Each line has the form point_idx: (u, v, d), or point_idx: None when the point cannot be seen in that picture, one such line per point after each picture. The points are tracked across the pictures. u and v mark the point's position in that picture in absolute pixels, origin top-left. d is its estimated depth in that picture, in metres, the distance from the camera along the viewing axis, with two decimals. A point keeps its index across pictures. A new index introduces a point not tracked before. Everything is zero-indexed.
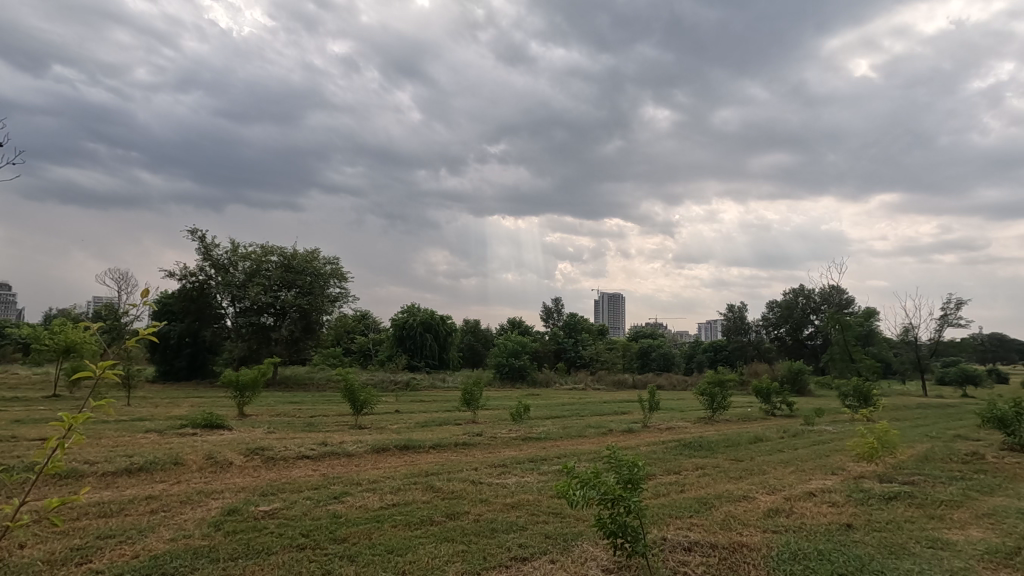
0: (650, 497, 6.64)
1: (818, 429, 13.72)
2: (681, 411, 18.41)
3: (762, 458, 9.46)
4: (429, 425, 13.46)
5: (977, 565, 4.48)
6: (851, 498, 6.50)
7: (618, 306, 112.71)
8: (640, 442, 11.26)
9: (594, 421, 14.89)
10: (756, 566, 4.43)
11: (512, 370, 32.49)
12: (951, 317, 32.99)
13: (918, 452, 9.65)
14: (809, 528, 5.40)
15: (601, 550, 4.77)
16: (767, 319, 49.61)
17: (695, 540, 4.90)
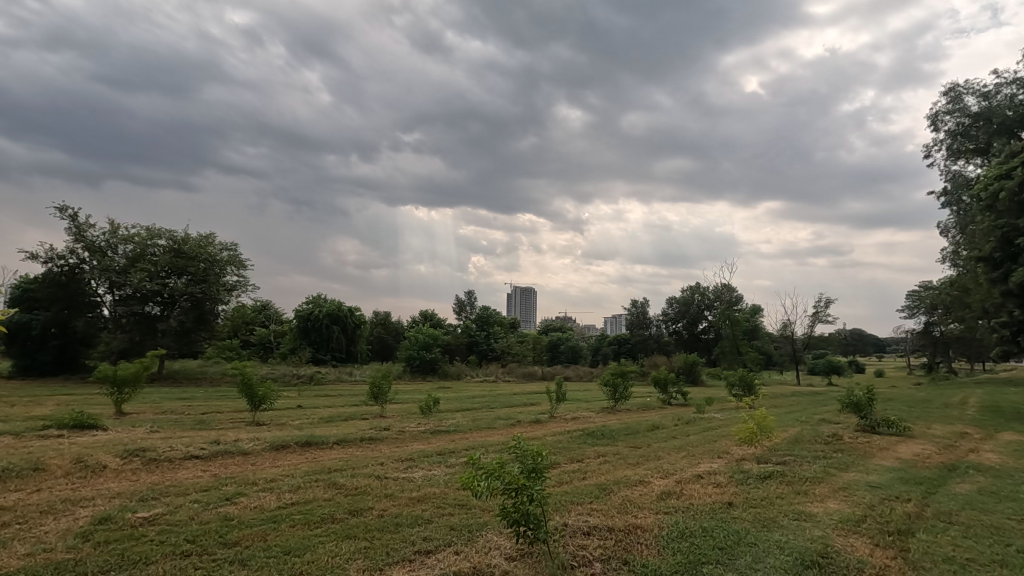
0: (553, 486, 6.85)
1: (707, 416, 14.84)
2: (585, 402, 19.10)
3: (658, 444, 10.09)
4: (334, 420, 12.97)
5: (832, 533, 5.06)
6: (733, 479, 7.11)
7: (530, 301, 114.94)
8: (546, 432, 11.57)
9: (504, 413, 15.09)
10: (648, 546, 4.73)
11: (423, 363, 32.11)
12: (822, 314, 36.92)
13: (790, 435, 10.72)
14: (696, 507, 5.84)
15: (505, 539, 4.85)
16: (667, 314, 52.77)
17: (594, 525, 5.14)
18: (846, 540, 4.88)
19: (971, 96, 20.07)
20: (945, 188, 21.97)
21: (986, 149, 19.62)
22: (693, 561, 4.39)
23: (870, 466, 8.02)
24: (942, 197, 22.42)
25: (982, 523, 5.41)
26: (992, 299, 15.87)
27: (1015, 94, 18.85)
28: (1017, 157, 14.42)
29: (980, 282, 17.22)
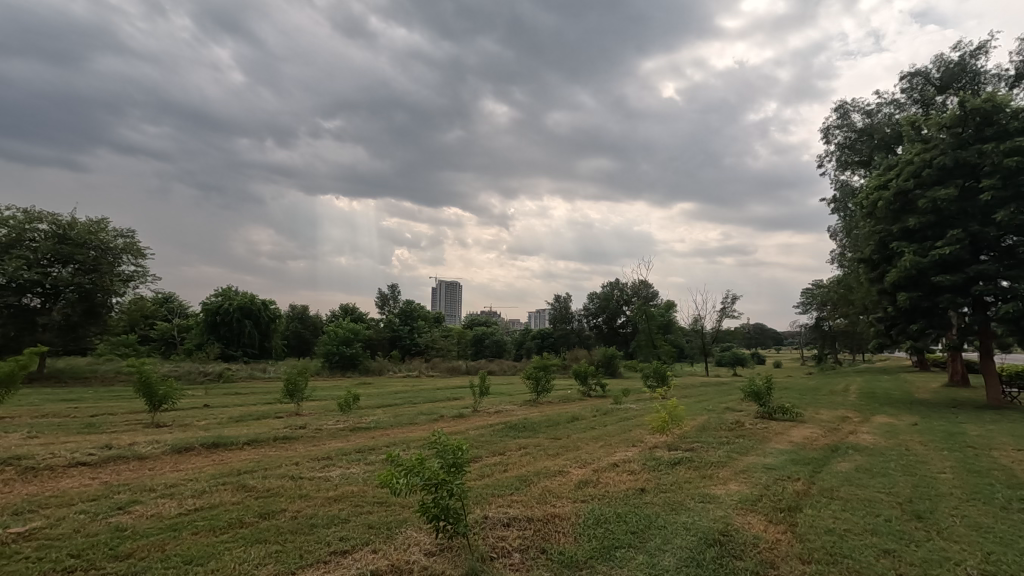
0: (475, 479, 6.88)
1: (624, 407, 15.49)
2: (508, 395, 19.31)
3: (577, 435, 10.41)
4: (245, 420, 12.28)
5: (733, 512, 5.45)
6: (646, 466, 7.48)
7: (454, 296, 114.44)
8: (469, 426, 11.58)
9: (426, 408, 14.93)
10: (565, 534, 4.87)
11: (343, 358, 31.06)
12: (728, 310, 39.59)
13: (698, 423, 11.42)
14: (612, 494, 6.09)
15: (425, 535, 4.81)
16: (588, 309, 54.59)
17: (513, 516, 5.22)
18: (745, 519, 5.28)
19: (857, 113, 22.20)
20: (834, 195, 24.19)
21: (868, 162, 21.81)
22: (608, 546, 4.57)
23: (767, 450, 8.71)
24: (832, 204, 24.68)
25: (858, 497, 6.04)
26: (871, 297, 17.69)
27: (892, 113, 21.08)
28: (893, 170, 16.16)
29: (861, 281, 19.14)
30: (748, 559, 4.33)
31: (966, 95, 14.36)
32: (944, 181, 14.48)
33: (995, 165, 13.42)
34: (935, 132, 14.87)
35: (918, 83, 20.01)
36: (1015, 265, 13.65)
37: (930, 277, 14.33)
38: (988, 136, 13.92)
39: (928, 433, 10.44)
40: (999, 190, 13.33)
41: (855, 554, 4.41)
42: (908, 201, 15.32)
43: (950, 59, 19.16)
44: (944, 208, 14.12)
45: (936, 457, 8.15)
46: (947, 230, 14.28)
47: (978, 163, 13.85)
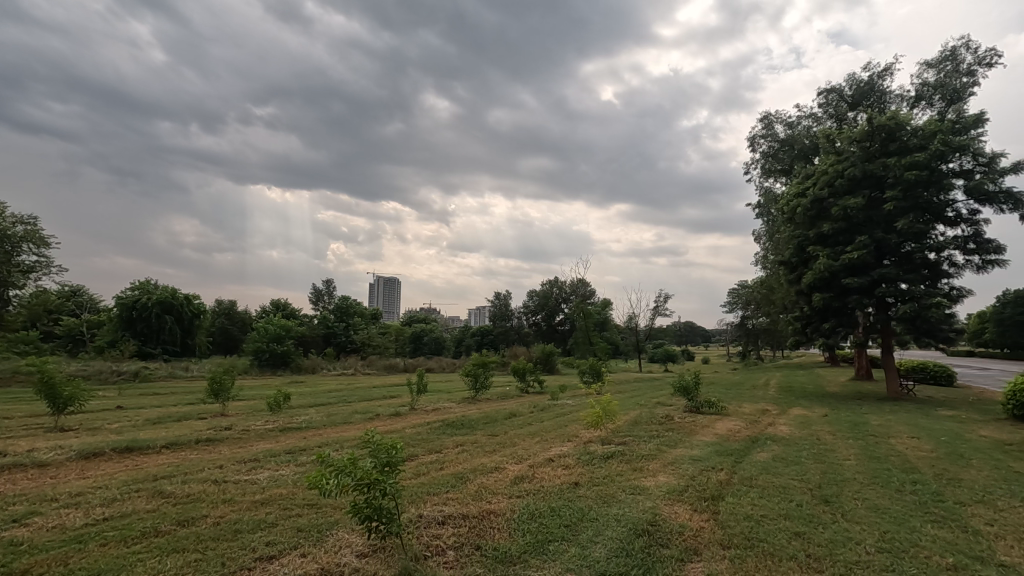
0: (410, 478, 6.80)
1: (560, 403, 15.75)
2: (447, 393, 19.19)
3: (514, 431, 10.51)
4: (164, 422, 11.53)
5: (662, 503, 5.68)
6: (580, 460, 7.66)
7: (393, 292, 112.37)
8: (405, 425, 11.42)
9: (361, 407, 14.61)
10: (500, 530, 4.89)
11: (274, 356, 29.75)
12: (661, 308, 41.17)
13: (630, 418, 11.80)
14: (546, 489, 6.19)
15: (357, 536, 4.71)
16: (527, 306, 55.25)
17: (449, 513, 5.20)
18: (671, 508, 5.51)
19: (780, 124, 23.62)
20: (758, 201, 25.65)
21: (789, 171, 23.25)
22: (541, 539, 4.64)
23: (694, 442, 9.12)
24: (756, 209, 26.16)
25: (774, 484, 6.46)
26: (789, 297, 18.89)
27: (811, 126, 22.57)
28: (810, 178, 17.29)
29: (781, 282, 20.42)
30: (674, 546, 4.52)
31: (873, 112, 15.59)
32: (853, 190, 15.65)
33: (897, 177, 14.65)
34: (847, 145, 16.07)
35: (833, 99, 21.45)
36: (912, 270, 14.99)
37: (840, 279, 15.50)
38: (891, 150, 15.19)
39: (837, 423, 11.29)
40: (900, 200, 14.58)
41: (770, 538, 4.70)
42: (822, 208, 16.45)
43: (861, 79, 20.73)
44: (853, 215, 15.30)
45: (842, 446, 8.84)
46: (856, 236, 15.48)
47: (883, 175, 15.08)
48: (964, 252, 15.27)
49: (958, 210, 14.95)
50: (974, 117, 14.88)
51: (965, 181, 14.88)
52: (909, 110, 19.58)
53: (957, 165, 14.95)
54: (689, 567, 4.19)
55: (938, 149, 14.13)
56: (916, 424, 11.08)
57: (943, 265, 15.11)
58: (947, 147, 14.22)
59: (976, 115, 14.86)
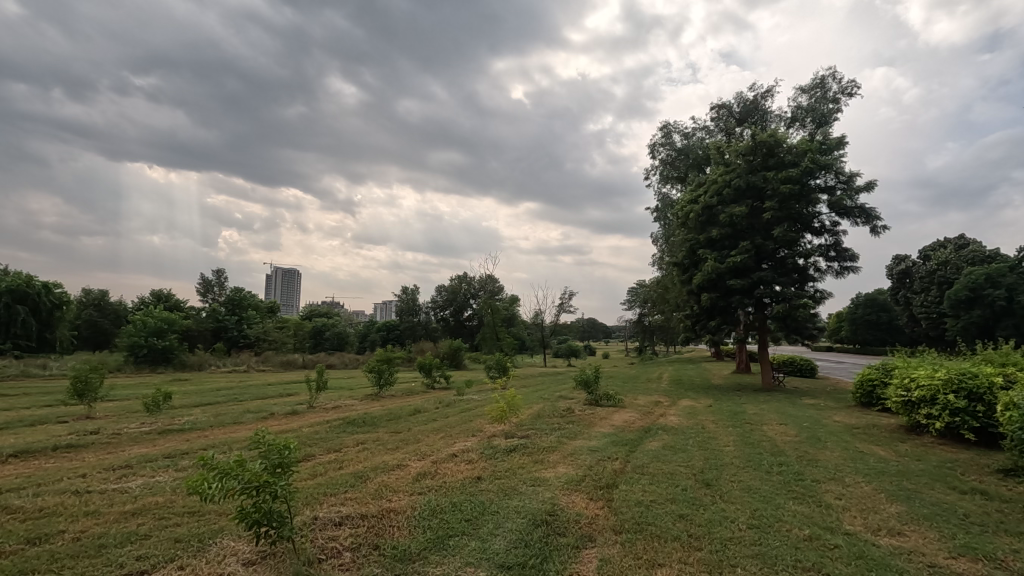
0: (306, 479, 6.50)
1: (466, 398, 15.78)
2: (348, 389, 18.53)
3: (418, 428, 10.38)
4: (12, 428, 10.05)
5: (560, 493, 5.87)
6: (484, 454, 7.72)
7: (292, 284, 106.34)
8: (302, 424, 10.83)
9: (255, 406, 13.71)
10: (399, 528, 4.82)
11: (153, 352, 27.04)
12: (566, 305, 42.51)
13: (534, 411, 12.11)
14: (448, 485, 6.18)
15: (245, 542, 4.42)
16: (435, 301, 54.78)
17: (347, 514, 5.04)
18: (569, 498, 5.72)
19: (677, 134, 25.24)
20: (656, 206, 27.22)
21: (684, 178, 24.91)
22: (441, 536, 4.62)
23: (593, 434, 9.53)
24: (655, 213, 27.73)
25: (663, 471, 6.92)
26: (681, 297, 20.25)
27: (704, 138, 24.34)
28: (702, 187, 18.64)
29: (675, 283, 21.81)
30: (571, 535, 4.69)
31: (757, 128, 17.11)
32: (738, 199, 17.08)
33: (774, 190, 16.22)
34: (734, 158, 17.51)
35: (723, 114, 23.29)
36: (785, 273, 16.67)
37: (726, 280, 16.85)
38: (771, 165, 16.75)
39: (719, 413, 12.32)
40: (777, 210, 16.14)
41: (658, 521, 5.04)
42: (711, 215, 17.78)
43: (747, 98, 22.69)
44: (738, 222, 16.69)
45: (723, 433, 9.67)
46: (739, 241, 16.91)
47: (763, 187, 16.61)
48: (827, 259, 17.22)
49: (823, 222, 16.84)
50: (837, 140, 16.83)
51: (829, 196, 16.78)
52: (785, 129, 21.74)
53: (823, 181, 16.82)
54: (584, 553, 4.37)
55: (808, 166, 15.83)
56: (785, 412, 12.35)
57: (810, 269, 16.94)
58: (816, 164, 15.96)
59: (839, 138, 16.80)
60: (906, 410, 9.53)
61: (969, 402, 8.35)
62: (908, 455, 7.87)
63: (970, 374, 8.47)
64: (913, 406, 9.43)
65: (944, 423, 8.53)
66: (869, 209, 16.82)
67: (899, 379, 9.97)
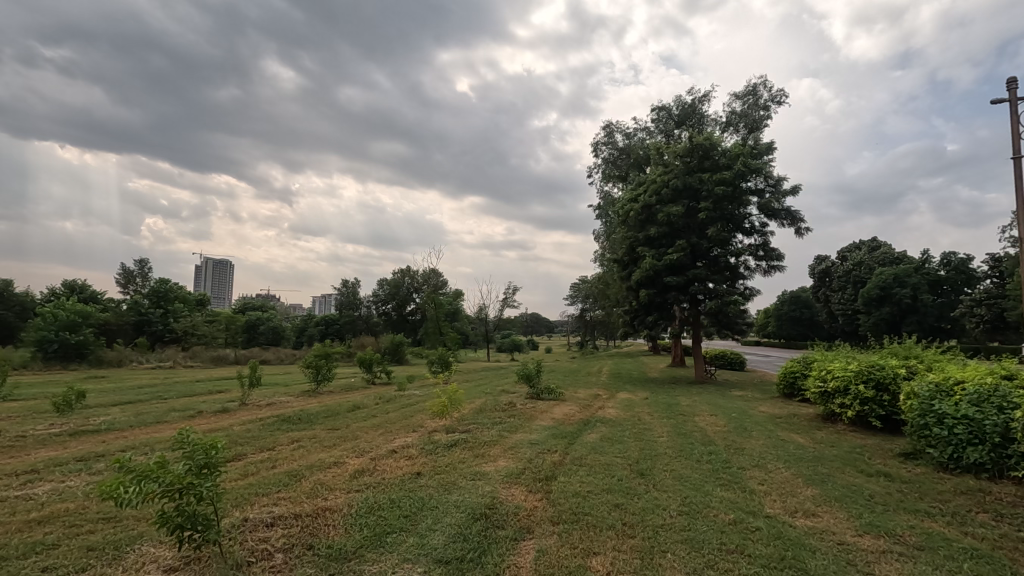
0: (236, 479, 6.21)
1: (407, 393, 15.57)
2: (283, 386, 17.88)
3: (356, 424, 10.15)
4: None
5: (500, 487, 5.90)
6: (423, 450, 7.66)
7: (224, 275, 101.11)
8: (232, 423, 10.34)
9: (181, 404, 12.95)
10: (335, 526, 4.70)
11: (65, 348, 25.02)
12: (509, 300, 42.77)
13: (476, 406, 12.14)
14: (387, 481, 6.09)
15: (167, 548, 4.18)
16: (377, 295, 53.84)
17: (279, 514, 4.87)
18: (508, 491, 5.77)
19: (619, 134, 25.85)
20: (598, 203, 27.76)
21: (625, 177, 25.53)
22: (378, 532, 4.56)
23: (533, 427, 9.66)
24: (597, 210, 28.26)
25: (600, 462, 7.11)
26: (621, 292, 20.80)
27: (644, 139, 25.06)
28: (642, 186, 19.18)
29: (615, 279, 22.38)
30: (509, 527, 4.74)
31: (695, 131, 17.78)
32: (676, 199, 17.70)
33: (709, 191, 16.96)
34: (672, 159, 18.13)
35: (663, 116, 24.03)
36: (718, 271, 17.46)
37: (663, 277, 17.45)
38: (706, 167, 17.46)
39: (654, 405, 12.79)
40: (711, 211, 16.87)
41: (594, 511, 5.17)
42: (650, 213, 18.35)
43: (686, 101, 23.53)
44: (675, 221, 17.32)
45: (657, 424, 10.05)
46: (675, 239, 17.54)
47: (699, 188, 17.30)
48: (756, 258, 18.17)
49: (752, 223, 17.75)
50: (767, 145, 17.76)
51: (759, 198, 17.70)
52: (720, 134, 22.72)
53: (753, 184, 17.72)
54: (522, 545, 4.42)
55: (741, 169, 16.62)
56: (715, 403, 12.98)
57: (741, 268, 17.82)
58: (747, 168, 16.78)
59: (768, 143, 17.74)
60: (823, 400, 10.23)
61: (877, 392, 9.06)
62: (823, 442, 8.46)
63: (878, 365, 9.19)
64: (828, 396, 10.14)
65: (855, 412, 9.22)
66: (794, 212, 17.87)
67: (817, 371, 10.69)
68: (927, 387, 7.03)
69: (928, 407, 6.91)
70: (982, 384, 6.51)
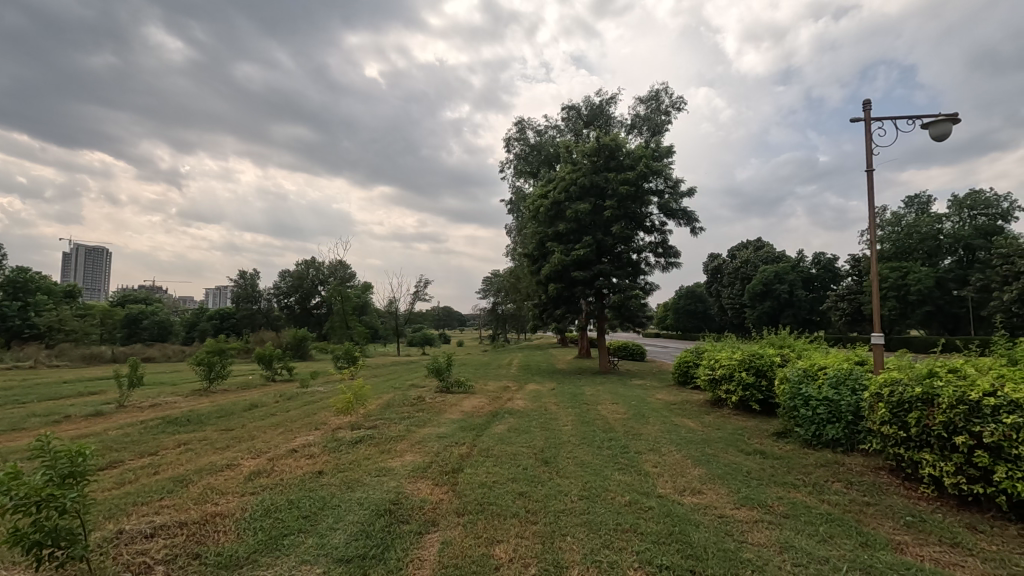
0: (109, 489, 5.61)
1: (310, 390, 14.88)
2: (169, 385, 16.42)
3: (253, 424, 9.55)
4: None
5: (406, 482, 5.82)
6: (327, 448, 7.38)
7: (98, 265, 90.66)
8: (106, 427, 9.33)
9: (42, 408, 11.45)
10: (225, 532, 4.42)
11: None
12: (420, 294, 42.16)
13: (383, 401, 11.85)
14: (286, 482, 5.80)
15: (21, 570, 3.70)
16: (278, 288, 51.05)
17: (160, 524, 4.48)
18: (414, 485, 5.71)
19: (531, 131, 26.27)
20: (510, 198, 28.03)
21: (536, 174, 25.99)
22: (274, 535, 4.35)
23: (442, 420, 9.64)
24: (508, 206, 28.55)
25: (507, 452, 7.24)
26: (531, 287, 21.21)
27: (555, 137, 25.65)
28: (552, 182, 19.61)
29: (525, 273, 22.80)
30: (414, 522, 4.70)
31: (602, 132, 18.47)
32: (583, 196, 18.30)
33: (614, 190, 17.74)
34: (581, 158, 18.73)
35: (573, 115, 24.72)
36: (621, 266, 18.31)
37: (570, 272, 18.01)
38: (612, 166, 18.22)
39: (561, 395, 13.23)
40: (616, 209, 17.65)
41: (499, 500, 5.26)
42: (559, 210, 18.84)
43: (594, 102, 24.38)
44: (582, 218, 17.90)
45: (562, 414, 10.40)
46: (582, 236, 18.15)
47: (605, 187, 18.03)
48: (655, 256, 19.27)
49: (653, 221, 18.81)
50: (667, 148, 18.86)
51: (659, 198, 18.77)
52: (625, 135, 23.80)
53: (655, 185, 18.73)
54: (426, 538, 4.41)
55: (643, 171, 17.52)
56: (617, 392, 13.64)
57: (642, 264, 18.82)
58: (649, 169, 17.69)
59: (668, 146, 18.84)
60: (711, 387, 11.10)
61: (756, 378, 9.96)
62: (710, 425, 9.19)
63: (758, 355, 10.13)
64: (716, 383, 11.01)
65: (738, 397, 10.09)
66: (690, 212, 19.15)
67: (707, 360, 11.58)
68: (797, 372, 7.85)
69: (797, 390, 7.75)
70: (839, 368, 7.37)
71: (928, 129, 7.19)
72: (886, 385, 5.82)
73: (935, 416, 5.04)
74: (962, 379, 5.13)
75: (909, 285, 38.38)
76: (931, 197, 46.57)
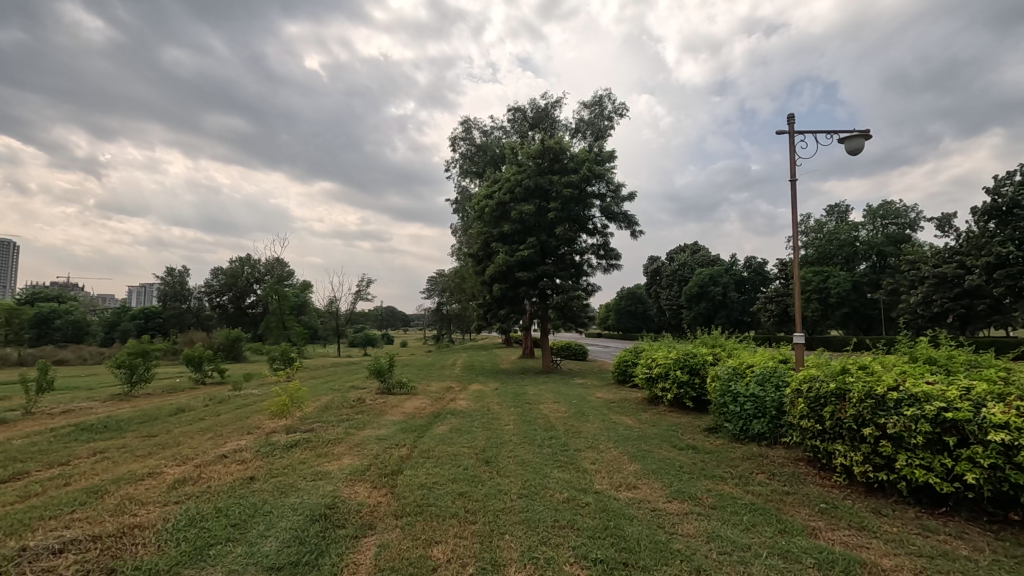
0: (11, 504, 5.15)
1: (243, 394, 14.26)
2: (85, 390, 15.25)
3: (179, 430, 9.03)
4: None
5: (343, 486, 5.67)
6: (259, 453, 7.08)
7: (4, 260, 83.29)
8: (9, 436, 8.54)
9: None
10: (144, 545, 4.15)
11: None
12: (363, 293, 41.22)
13: (321, 403, 11.50)
14: (213, 489, 5.53)
15: None
16: (210, 286, 48.66)
17: (72, 538, 4.17)
18: (351, 489, 5.57)
19: (476, 131, 26.23)
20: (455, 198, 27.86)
21: (482, 174, 25.99)
22: (199, 546, 4.13)
23: (382, 422, 9.44)
24: (453, 205, 28.37)
25: (447, 452, 7.20)
26: (475, 287, 21.17)
27: (501, 138, 25.75)
28: (498, 183, 19.66)
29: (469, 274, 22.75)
30: (350, 526, 4.59)
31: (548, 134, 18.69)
32: (528, 198, 18.46)
33: (558, 193, 18.01)
34: (526, 159, 18.89)
35: (518, 117, 24.88)
36: (564, 268, 18.61)
37: (514, 273, 18.07)
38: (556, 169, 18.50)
39: (503, 395, 13.29)
40: (559, 211, 17.90)
41: (439, 501, 5.22)
42: (504, 211, 18.90)
43: (540, 105, 24.64)
44: (527, 220, 18.04)
45: (505, 413, 10.45)
46: (527, 237, 18.29)
47: (549, 189, 18.29)
48: (597, 257, 19.70)
49: (595, 224, 19.23)
50: (609, 153, 19.33)
51: (601, 202, 19.23)
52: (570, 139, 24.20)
53: (598, 189, 19.14)
54: (363, 542, 4.31)
55: (586, 174, 17.88)
56: (558, 391, 13.85)
57: (584, 265, 19.19)
58: (591, 173, 18.07)
59: (611, 151, 19.31)
60: (648, 385, 11.47)
61: (690, 376, 10.36)
62: (646, 423, 9.50)
63: (692, 354, 10.56)
64: (653, 381, 11.38)
65: (673, 394, 10.46)
66: (630, 216, 19.70)
67: (645, 360, 11.94)
68: (727, 370, 8.25)
69: (727, 387, 8.14)
70: (765, 366, 7.79)
71: (844, 144, 7.71)
72: (804, 382, 6.21)
73: (847, 410, 5.42)
74: (870, 375, 5.56)
75: (829, 289, 41.08)
76: (849, 207, 50.10)
